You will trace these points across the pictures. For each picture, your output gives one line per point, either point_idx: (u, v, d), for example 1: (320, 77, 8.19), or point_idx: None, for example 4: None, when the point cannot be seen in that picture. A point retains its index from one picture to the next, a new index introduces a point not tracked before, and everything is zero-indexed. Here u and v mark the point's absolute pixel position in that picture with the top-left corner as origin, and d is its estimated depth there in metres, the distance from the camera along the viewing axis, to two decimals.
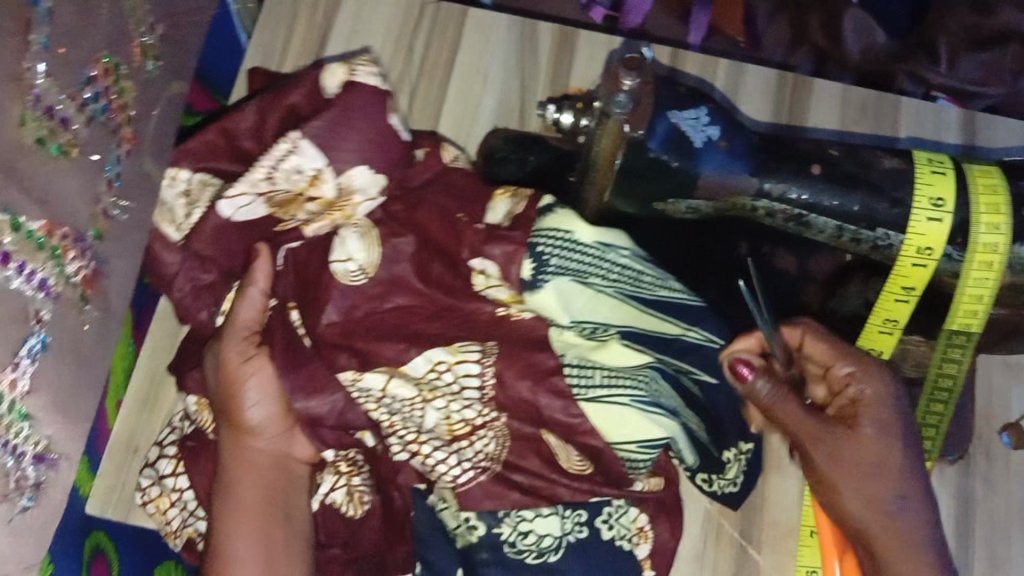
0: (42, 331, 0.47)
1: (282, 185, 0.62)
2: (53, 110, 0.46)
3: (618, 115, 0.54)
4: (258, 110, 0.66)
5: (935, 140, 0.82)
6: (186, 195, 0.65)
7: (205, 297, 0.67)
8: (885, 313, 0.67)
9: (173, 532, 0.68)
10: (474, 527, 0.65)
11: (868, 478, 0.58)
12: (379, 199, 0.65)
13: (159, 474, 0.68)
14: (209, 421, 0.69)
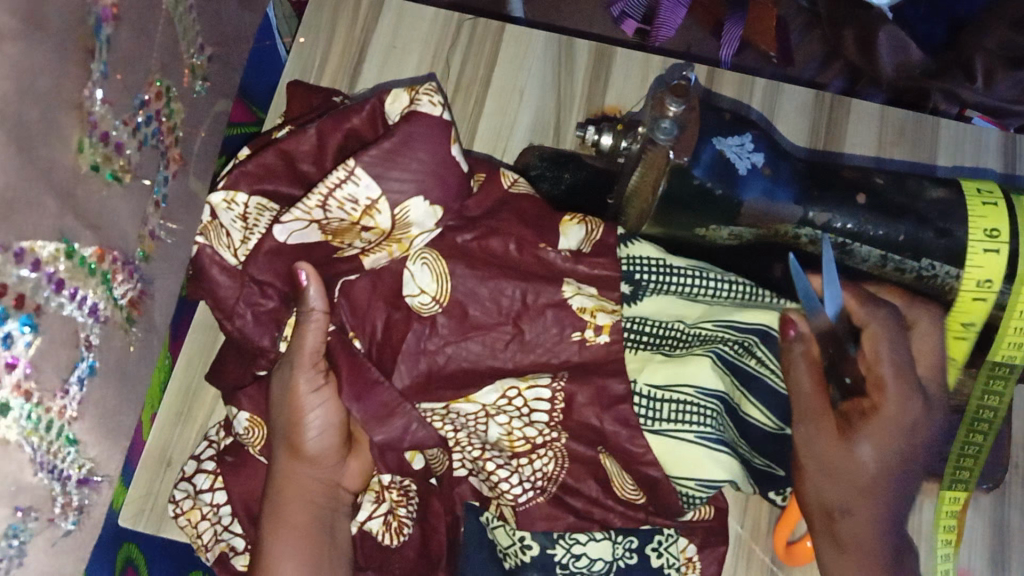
0: (90, 356, 0.47)
1: (336, 213, 0.61)
2: (109, 135, 0.47)
3: (663, 143, 0.54)
4: (318, 134, 0.64)
5: (974, 166, 0.81)
6: (242, 219, 0.63)
7: (266, 324, 0.65)
8: (943, 353, 0.66)
9: (203, 546, 0.67)
10: (527, 548, 0.65)
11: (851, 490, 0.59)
12: (435, 229, 0.64)
13: (195, 489, 0.68)
14: (260, 437, 0.67)
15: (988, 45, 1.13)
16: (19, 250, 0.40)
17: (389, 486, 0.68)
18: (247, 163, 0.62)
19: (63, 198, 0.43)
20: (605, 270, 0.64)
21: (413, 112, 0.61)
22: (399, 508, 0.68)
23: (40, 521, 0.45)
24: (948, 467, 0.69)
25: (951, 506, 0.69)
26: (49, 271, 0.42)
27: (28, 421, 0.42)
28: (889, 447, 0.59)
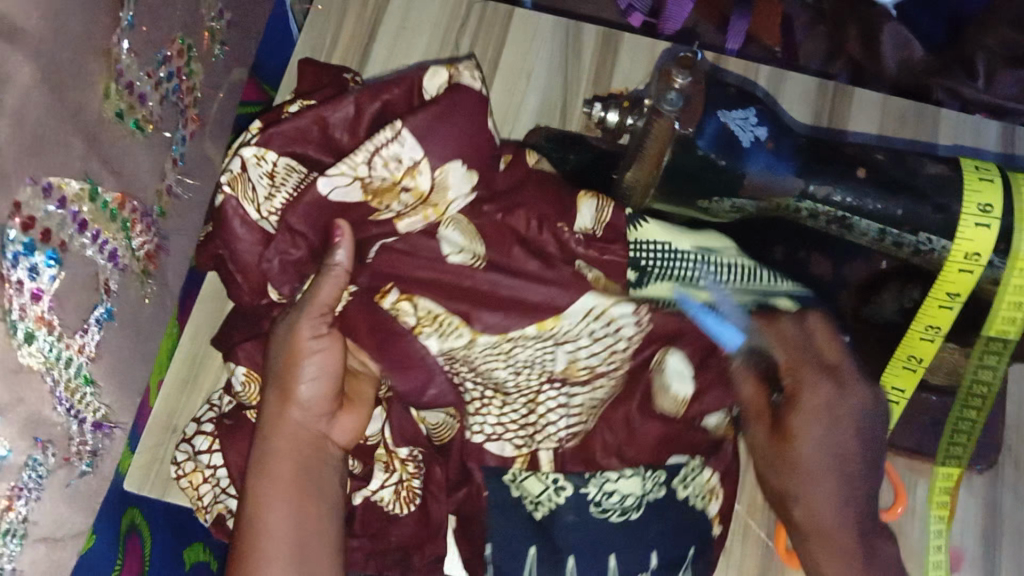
0: (108, 301, 0.49)
1: (379, 171, 0.63)
2: (133, 85, 0.48)
3: (669, 114, 0.55)
4: (357, 103, 0.66)
5: (974, 147, 0.82)
6: (271, 176, 0.64)
7: (290, 274, 0.66)
8: (929, 320, 0.68)
9: (204, 507, 0.68)
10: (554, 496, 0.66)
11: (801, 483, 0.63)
12: (469, 192, 0.66)
13: (194, 451, 0.69)
14: (254, 393, 0.69)
15: (988, 43, 1.15)
16: (48, 185, 0.42)
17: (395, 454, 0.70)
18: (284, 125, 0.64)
19: (88, 141, 0.45)
20: (616, 254, 0.68)
21: (457, 85, 0.64)
22: (406, 479, 0.69)
23: (57, 457, 0.46)
24: (942, 442, 0.73)
25: (945, 483, 0.73)
26: (75, 210, 0.44)
27: (49, 352, 0.43)
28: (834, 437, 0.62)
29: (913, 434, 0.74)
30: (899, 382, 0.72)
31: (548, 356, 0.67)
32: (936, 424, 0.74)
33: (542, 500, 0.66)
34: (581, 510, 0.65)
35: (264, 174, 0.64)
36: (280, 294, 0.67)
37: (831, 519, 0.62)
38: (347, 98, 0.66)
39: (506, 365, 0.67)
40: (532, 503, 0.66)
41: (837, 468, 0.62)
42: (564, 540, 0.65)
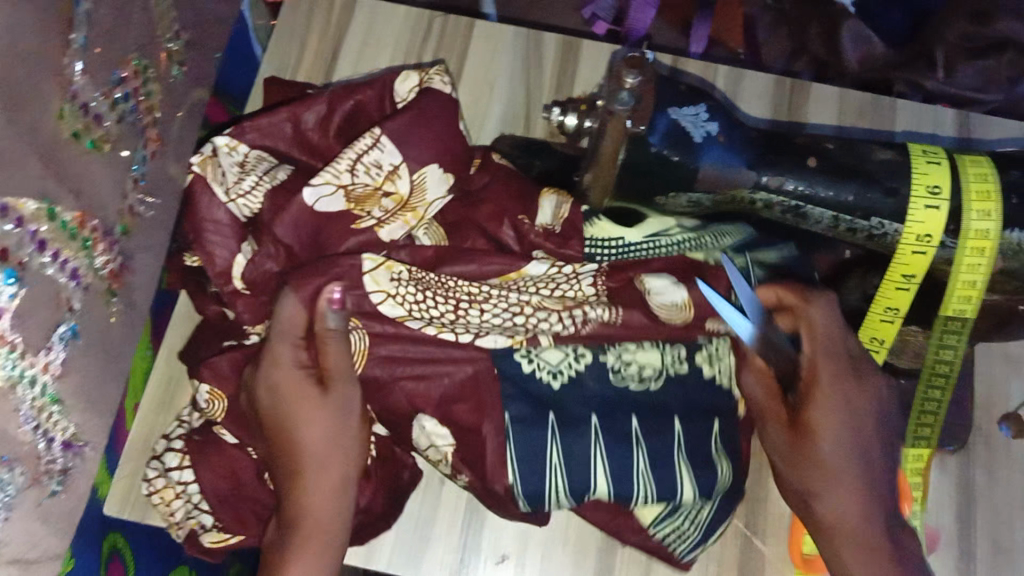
0: (72, 319, 0.50)
1: (362, 177, 0.67)
2: (87, 106, 0.50)
3: (621, 112, 0.56)
4: (329, 102, 0.73)
5: (931, 133, 0.84)
6: (241, 165, 0.69)
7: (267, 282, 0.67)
8: (887, 302, 0.70)
9: (176, 523, 0.69)
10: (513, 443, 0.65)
11: (821, 475, 0.63)
12: (446, 195, 0.71)
13: (165, 467, 0.69)
14: (220, 410, 0.70)
15: (948, 38, 1.17)
16: (5, 205, 0.43)
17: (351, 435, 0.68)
18: (261, 120, 0.71)
19: (44, 161, 0.46)
20: (572, 250, 0.70)
21: (427, 89, 0.69)
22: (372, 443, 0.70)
23: (25, 476, 0.47)
24: (911, 422, 0.73)
25: (915, 464, 0.73)
26: (33, 229, 0.45)
27: (12, 369, 0.44)
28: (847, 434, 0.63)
29: None
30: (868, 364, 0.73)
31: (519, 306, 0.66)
32: (905, 407, 0.74)
33: (512, 435, 0.65)
34: (557, 449, 0.65)
35: (235, 163, 0.69)
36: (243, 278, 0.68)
37: (852, 501, 0.63)
38: (320, 98, 0.73)
39: (474, 310, 0.66)
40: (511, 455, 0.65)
41: (859, 455, 0.63)
42: (546, 471, 0.65)
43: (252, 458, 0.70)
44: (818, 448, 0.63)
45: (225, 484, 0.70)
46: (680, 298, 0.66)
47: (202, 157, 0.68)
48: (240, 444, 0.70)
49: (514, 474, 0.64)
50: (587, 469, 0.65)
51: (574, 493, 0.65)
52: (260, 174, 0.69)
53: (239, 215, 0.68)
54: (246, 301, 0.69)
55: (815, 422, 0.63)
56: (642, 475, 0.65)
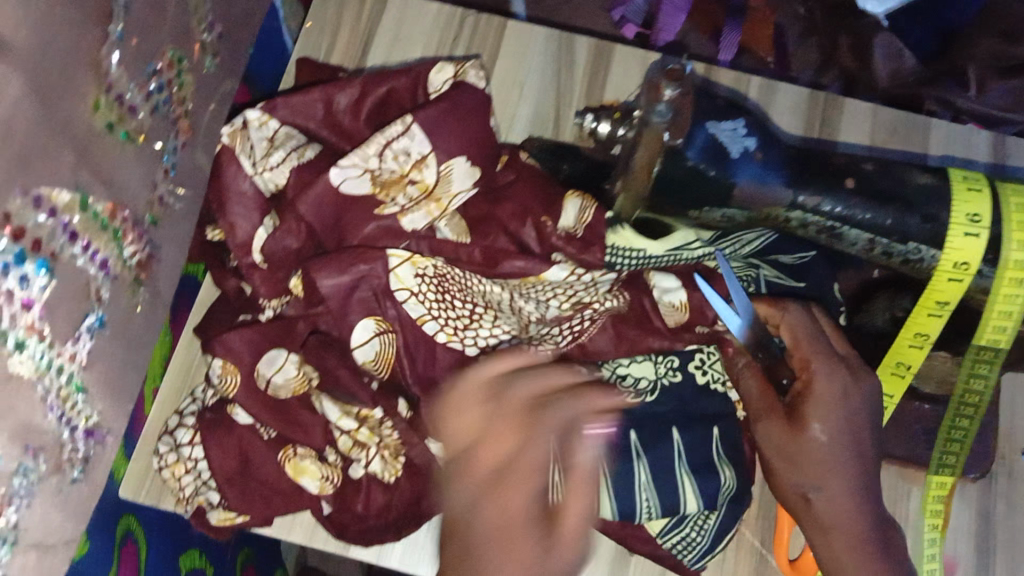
0: (99, 309, 0.49)
1: (389, 163, 0.66)
2: (123, 97, 0.49)
3: (658, 124, 0.54)
4: (362, 85, 0.72)
5: (965, 158, 0.82)
6: (269, 139, 0.68)
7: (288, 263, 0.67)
8: (917, 327, 0.68)
9: (185, 498, 0.68)
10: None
11: (811, 468, 0.59)
12: (471, 189, 0.69)
13: (177, 443, 0.69)
14: (232, 385, 0.68)
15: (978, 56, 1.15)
16: (39, 197, 0.42)
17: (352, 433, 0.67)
18: (293, 98, 0.70)
19: (79, 154, 0.45)
20: (593, 256, 0.69)
21: (462, 82, 0.69)
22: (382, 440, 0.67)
23: (48, 464, 0.46)
24: (936, 449, 0.72)
25: (937, 491, 0.72)
26: (66, 220, 0.44)
27: (40, 360, 0.43)
28: (841, 428, 0.60)
29: (904, 443, 0.73)
30: (887, 388, 0.70)
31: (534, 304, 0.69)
32: (928, 432, 0.73)
33: None
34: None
35: (263, 138, 0.68)
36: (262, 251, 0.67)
37: (844, 496, 0.59)
38: (353, 81, 0.72)
39: (484, 326, 0.66)
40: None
41: (853, 447, 0.60)
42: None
43: (267, 440, 0.69)
44: (806, 440, 0.60)
45: (234, 463, 0.68)
46: (679, 299, 0.69)
47: (233, 130, 0.67)
48: (252, 424, 0.69)
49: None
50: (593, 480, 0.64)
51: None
52: (288, 150, 0.68)
53: (263, 188, 0.68)
54: (262, 278, 0.68)
55: (810, 415, 0.60)
56: (645, 491, 0.64)
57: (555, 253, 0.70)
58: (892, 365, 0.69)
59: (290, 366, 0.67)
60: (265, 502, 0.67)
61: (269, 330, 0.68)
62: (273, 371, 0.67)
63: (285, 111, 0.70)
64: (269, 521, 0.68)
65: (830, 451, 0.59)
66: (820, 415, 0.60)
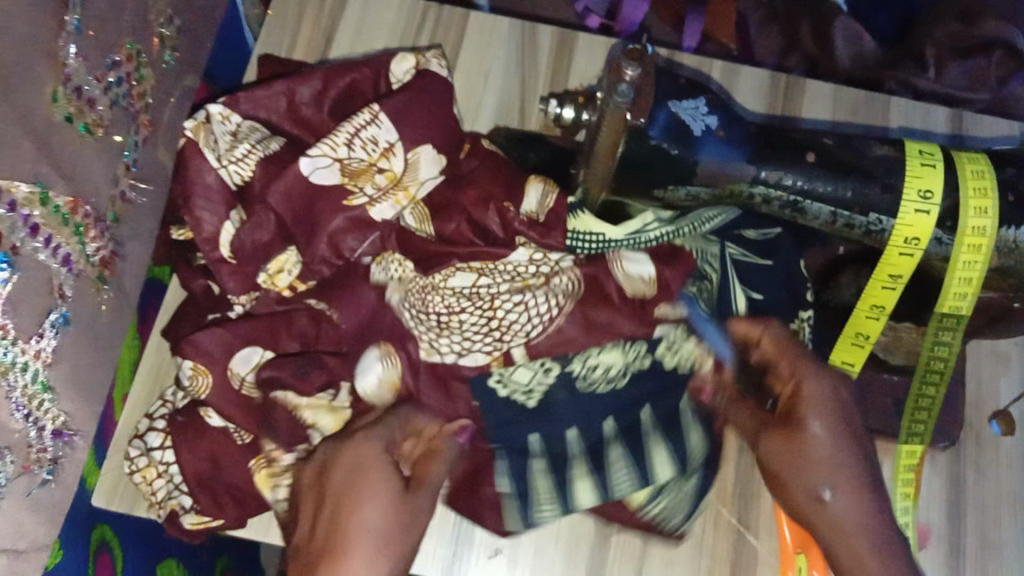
0: (64, 306, 0.49)
1: (358, 151, 0.68)
2: (81, 90, 0.49)
3: (620, 104, 0.55)
4: (324, 79, 0.73)
5: (924, 128, 0.84)
6: (233, 133, 0.69)
7: (258, 255, 0.69)
8: (873, 300, 0.70)
9: (157, 503, 0.68)
10: (506, 476, 0.70)
11: (811, 470, 0.59)
12: (438, 176, 0.71)
13: (148, 447, 0.69)
14: (204, 386, 0.68)
15: (937, 35, 1.18)
16: None
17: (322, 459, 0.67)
18: (255, 92, 0.71)
19: (37, 144, 0.45)
20: (555, 240, 0.70)
21: (424, 72, 0.71)
22: None
23: (16, 465, 0.46)
24: (904, 421, 0.73)
25: (908, 461, 0.72)
26: (27, 214, 0.44)
27: (4, 356, 0.43)
28: (838, 421, 0.60)
29: (873, 417, 0.74)
30: (848, 358, 0.73)
31: (495, 287, 0.69)
32: (898, 405, 0.74)
33: (500, 466, 0.70)
34: (541, 457, 0.70)
35: (227, 133, 0.69)
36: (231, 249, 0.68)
37: (862, 499, 0.58)
38: (314, 74, 0.73)
39: (459, 311, 0.69)
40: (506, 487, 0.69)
41: (854, 445, 0.60)
42: (529, 477, 0.69)
43: (240, 445, 0.69)
44: (807, 438, 0.60)
45: (205, 467, 0.68)
46: (649, 274, 0.70)
47: (196, 123, 0.67)
48: (223, 427, 0.69)
49: (512, 485, 0.69)
50: (568, 477, 0.69)
51: (563, 491, 0.69)
52: (253, 143, 0.68)
53: (229, 183, 0.68)
54: (230, 270, 0.69)
55: (806, 414, 0.60)
56: (619, 469, 0.69)
57: (519, 238, 0.71)
58: (853, 336, 0.73)
59: (266, 364, 0.69)
60: (236, 503, 0.68)
61: (240, 327, 0.69)
62: (249, 370, 0.69)
63: (247, 104, 0.71)
64: (244, 521, 0.68)
65: (827, 447, 0.59)
66: (814, 410, 0.60)
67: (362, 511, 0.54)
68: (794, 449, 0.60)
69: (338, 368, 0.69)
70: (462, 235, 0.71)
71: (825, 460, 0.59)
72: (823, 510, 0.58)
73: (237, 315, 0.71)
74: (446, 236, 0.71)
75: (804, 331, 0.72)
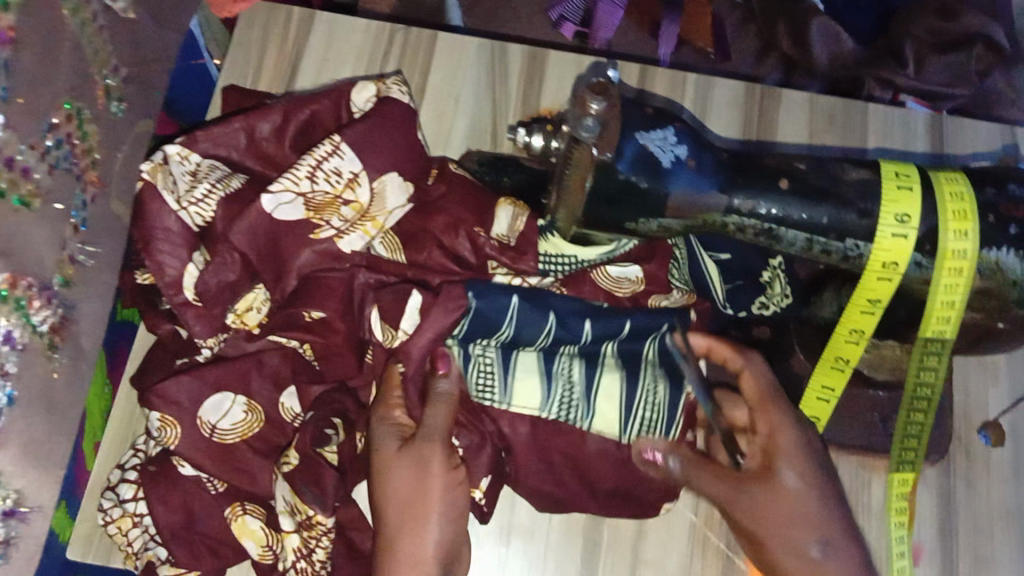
0: (8, 384, 0.49)
1: (321, 184, 0.65)
2: (13, 160, 0.49)
3: (587, 140, 0.54)
4: (284, 111, 0.71)
5: (903, 149, 0.83)
6: (192, 173, 0.67)
7: (224, 296, 0.65)
8: (852, 324, 0.67)
9: (133, 554, 0.66)
10: (489, 355, 0.67)
11: (787, 529, 0.57)
12: (406, 205, 0.69)
13: (120, 498, 0.66)
14: (173, 437, 0.66)
15: (915, 32, 1.16)
16: None
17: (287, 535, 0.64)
18: (214, 130, 0.69)
19: None
20: (527, 265, 0.69)
21: (385, 98, 0.69)
22: (312, 548, 0.65)
23: None
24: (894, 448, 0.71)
25: (901, 489, 0.71)
26: None
27: None
28: (809, 471, 0.59)
29: (862, 434, 0.74)
30: (827, 381, 0.71)
31: None
32: (885, 420, 0.74)
33: (468, 316, 0.65)
34: (608, 342, 0.69)
35: (186, 174, 0.67)
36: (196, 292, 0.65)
37: (849, 547, 0.57)
38: (274, 108, 0.71)
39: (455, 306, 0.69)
40: (480, 355, 0.67)
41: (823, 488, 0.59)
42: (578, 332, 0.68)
43: (215, 494, 0.67)
44: (778, 486, 0.58)
45: (179, 517, 0.66)
46: (635, 273, 0.71)
47: (153, 165, 0.65)
48: (197, 477, 0.67)
49: (495, 362, 0.67)
50: (554, 356, 0.68)
51: (549, 351, 0.68)
52: (213, 182, 0.66)
53: (191, 224, 0.65)
54: (196, 313, 0.66)
55: (781, 465, 0.59)
56: (644, 409, 0.67)
57: (491, 263, 0.69)
58: (831, 363, 0.70)
59: (237, 410, 0.67)
60: (213, 555, 0.66)
61: (208, 374, 0.67)
62: (219, 417, 0.67)
63: (207, 143, 0.69)
64: (224, 570, 0.67)
65: (802, 500, 0.57)
66: (786, 461, 0.59)
67: (427, 537, 0.59)
68: (771, 497, 0.58)
69: (341, 402, 0.67)
70: (435, 264, 0.69)
71: (802, 518, 0.57)
72: (812, 567, 0.56)
73: (204, 358, 0.69)
74: (418, 263, 0.69)
75: (780, 280, 0.75)
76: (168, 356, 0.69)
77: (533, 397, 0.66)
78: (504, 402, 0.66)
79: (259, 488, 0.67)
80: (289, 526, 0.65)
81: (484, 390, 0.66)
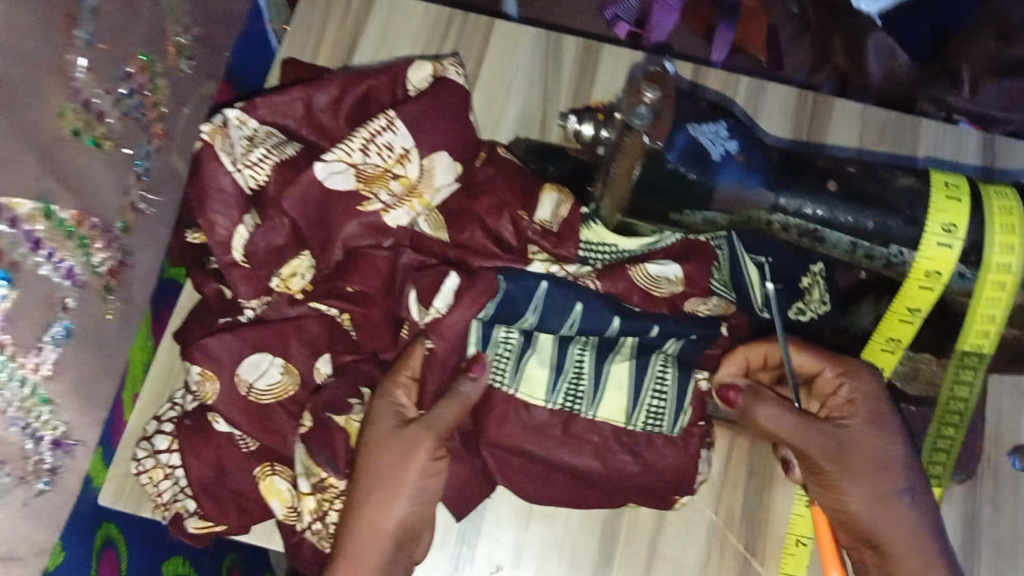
0: (66, 318, 0.52)
1: (373, 157, 0.67)
2: (88, 101, 0.52)
3: (639, 128, 0.56)
4: (341, 85, 0.72)
5: (952, 163, 0.82)
6: (249, 138, 0.69)
7: (271, 258, 0.67)
8: (890, 332, 0.69)
9: (162, 504, 0.68)
10: (509, 337, 0.66)
11: (875, 468, 0.62)
12: (452, 183, 0.70)
13: (154, 449, 0.69)
14: (212, 391, 0.68)
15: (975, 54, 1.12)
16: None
17: (306, 496, 0.66)
18: (273, 98, 0.71)
19: (41, 157, 0.49)
20: (569, 250, 0.69)
21: (443, 78, 0.70)
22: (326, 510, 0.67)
23: (11, 476, 0.49)
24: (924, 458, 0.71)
25: None
26: (27, 229, 0.48)
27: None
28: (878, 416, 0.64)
29: None
30: None
31: None
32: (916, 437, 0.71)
33: (499, 293, 0.64)
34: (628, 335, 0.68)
35: (244, 138, 0.69)
36: (243, 251, 0.67)
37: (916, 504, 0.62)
38: (331, 81, 0.72)
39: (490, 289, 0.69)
40: (502, 338, 0.65)
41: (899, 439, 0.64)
42: (601, 326, 0.66)
43: (246, 452, 0.68)
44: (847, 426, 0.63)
45: (210, 471, 0.68)
46: (674, 273, 0.69)
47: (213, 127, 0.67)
48: (230, 434, 0.68)
49: (513, 347, 0.66)
50: (568, 345, 0.67)
51: (563, 339, 0.67)
52: (269, 147, 0.68)
53: (244, 187, 0.67)
54: (242, 275, 0.67)
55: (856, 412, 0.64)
56: (652, 397, 0.67)
57: (531, 247, 0.69)
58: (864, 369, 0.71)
59: (274, 371, 0.68)
60: (241, 511, 0.68)
61: (248, 334, 0.68)
62: (257, 376, 0.68)
63: (264, 110, 0.71)
64: (248, 527, 0.69)
65: (882, 440, 0.63)
66: (872, 410, 0.63)
67: (390, 510, 0.62)
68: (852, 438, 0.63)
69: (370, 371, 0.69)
70: (478, 244, 0.68)
71: (895, 461, 0.63)
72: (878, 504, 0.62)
73: (246, 319, 0.70)
74: (460, 243, 0.69)
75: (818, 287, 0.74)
76: (209, 316, 0.71)
77: (542, 386, 0.66)
78: (513, 387, 0.66)
79: (287, 448, 0.68)
80: (307, 488, 0.66)
81: (494, 375, 0.66)
